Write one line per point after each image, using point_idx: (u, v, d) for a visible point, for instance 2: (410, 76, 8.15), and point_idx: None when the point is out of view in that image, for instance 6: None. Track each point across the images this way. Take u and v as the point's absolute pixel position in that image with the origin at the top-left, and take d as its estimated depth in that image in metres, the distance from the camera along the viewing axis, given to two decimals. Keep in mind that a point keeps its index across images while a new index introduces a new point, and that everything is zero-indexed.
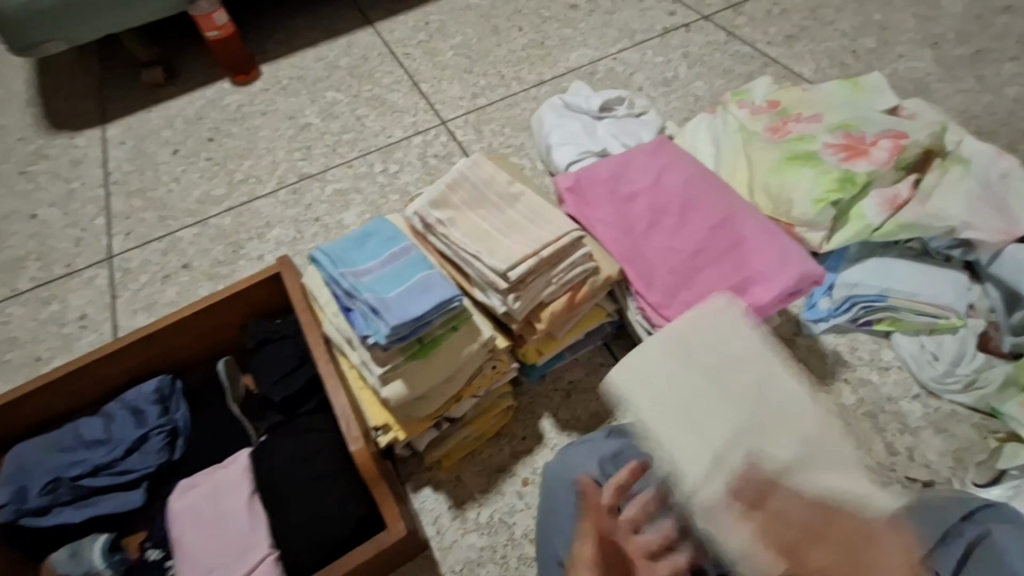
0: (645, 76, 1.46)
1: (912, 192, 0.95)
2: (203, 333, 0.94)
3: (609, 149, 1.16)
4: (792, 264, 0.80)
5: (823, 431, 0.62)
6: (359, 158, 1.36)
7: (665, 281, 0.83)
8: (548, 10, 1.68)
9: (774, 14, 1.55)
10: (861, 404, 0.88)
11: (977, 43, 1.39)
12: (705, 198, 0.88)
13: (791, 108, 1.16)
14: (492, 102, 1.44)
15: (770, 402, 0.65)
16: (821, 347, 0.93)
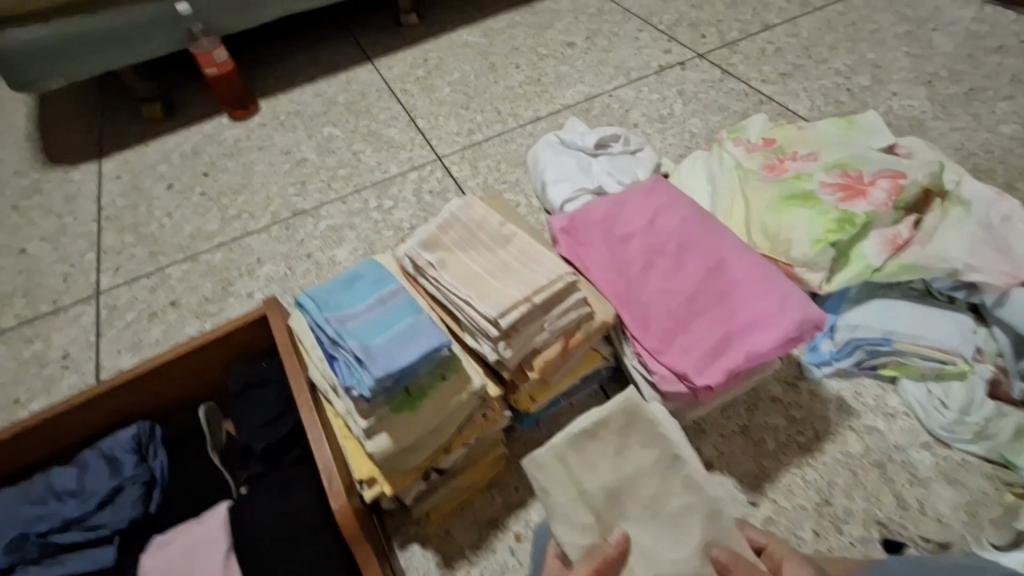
0: (641, 113, 1.46)
1: (913, 232, 0.93)
2: (186, 376, 0.91)
3: (605, 186, 1.14)
4: (792, 308, 0.77)
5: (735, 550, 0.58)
6: (353, 194, 1.35)
7: (661, 325, 0.80)
8: (545, 48, 1.70)
9: (768, 53, 1.57)
10: (868, 452, 0.84)
11: (970, 81, 1.40)
12: (701, 238, 0.86)
13: (787, 146, 1.16)
14: (488, 138, 1.44)
15: (688, 508, 0.61)
16: (824, 392, 0.90)
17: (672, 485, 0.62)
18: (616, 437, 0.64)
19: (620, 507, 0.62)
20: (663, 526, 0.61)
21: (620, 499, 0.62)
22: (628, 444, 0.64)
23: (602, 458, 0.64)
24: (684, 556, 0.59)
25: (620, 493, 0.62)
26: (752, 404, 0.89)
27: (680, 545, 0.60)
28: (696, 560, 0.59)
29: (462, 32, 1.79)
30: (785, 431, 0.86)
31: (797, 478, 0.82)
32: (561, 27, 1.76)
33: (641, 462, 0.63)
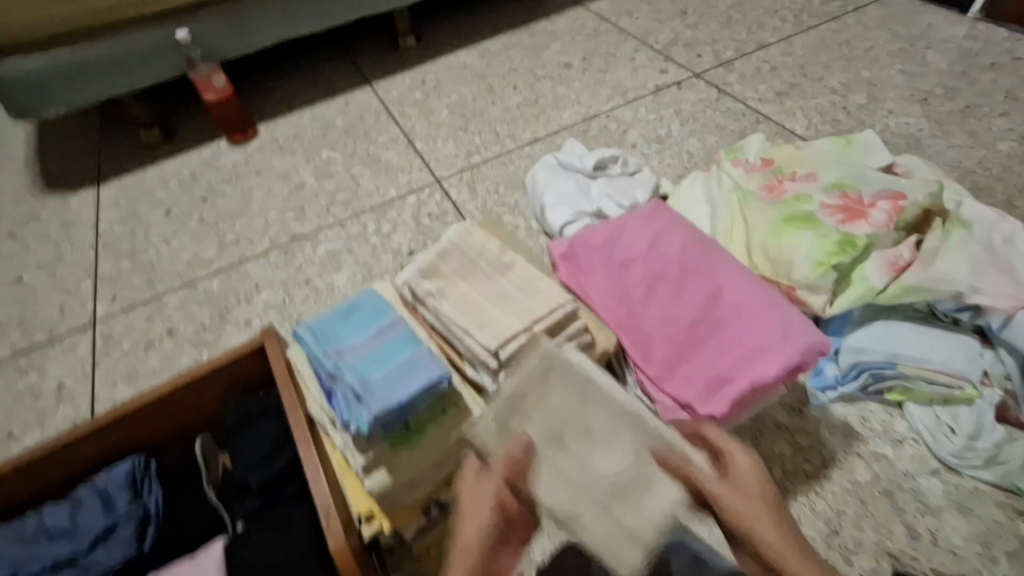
0: (638, 134, 1.47)
1: (914, 254, 0.92)
2: (183, 408, 0.90)
3: (604, 209, 1.14)
4: (797, 335, 0.76)
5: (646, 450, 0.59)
6: (352, 218, 1.35)
7: (664, 353, 0.80)
8: (542, 69, 1.71)
9: (764, 71, 1.58)
10: (876, 480, 0.82)
11: (966, 99, 1.40)
12: (703, 264, 0.85)
13: (785, 166, 1.16)
14: (486, 160, 1.44)
15: (605, 425, 0.62)
16: (830, 418, 0.88)
17: (591, 408, 0.62)
18: (536, 383, 0.64)
19: (543, 434, 0.62)
20: (585, 447, 0.61)
21: (546, 429, 0.62)
22: (548, 384, 0.64)
23: (528, 403, 0.63)
24: (611, 462, 0.60)
25: (551, 424, 0.62)
26: (756, 432, 0.88)
27: (606, 453, 0.60)
28: (613, 464, 0.59)
29: (460, 53, 1.80)
30: (791, 459, 0.85)
31: (805, 508, 0.81)
32: (557, 48, 1.77)
33: (564, 401, 0.63)
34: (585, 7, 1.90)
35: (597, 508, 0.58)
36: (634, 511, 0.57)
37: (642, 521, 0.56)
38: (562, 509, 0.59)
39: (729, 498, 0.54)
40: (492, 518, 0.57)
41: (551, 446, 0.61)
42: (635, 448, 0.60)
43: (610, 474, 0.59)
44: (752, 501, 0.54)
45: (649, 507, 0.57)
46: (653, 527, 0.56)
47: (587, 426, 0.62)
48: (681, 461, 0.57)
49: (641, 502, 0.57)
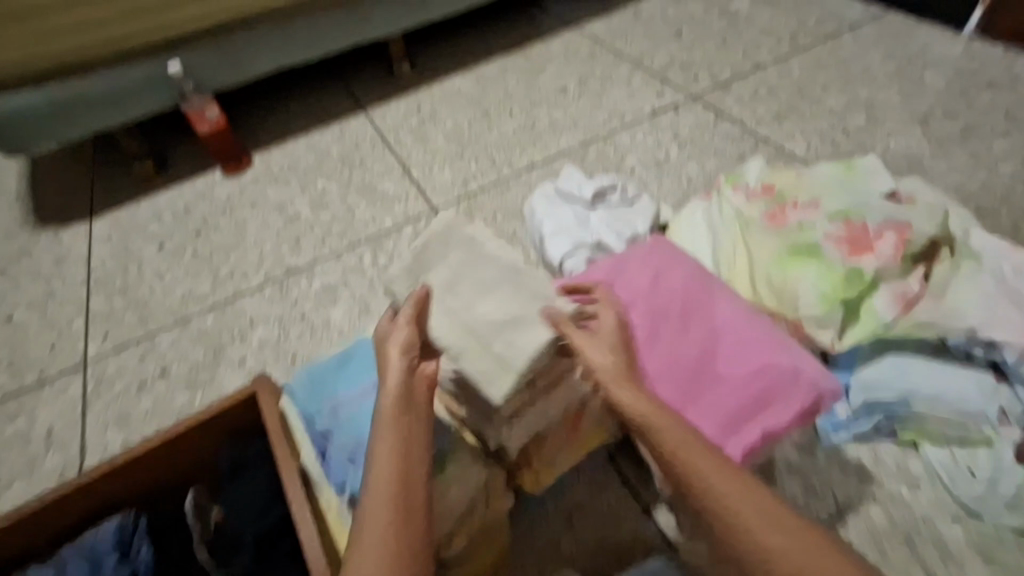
0: (636, 159, 1.45)
1: (923, 287, 0.90)
2: (174, 459, 0.87)
3: (603, 241, 1.12)
4: (805, 379, 0.74)
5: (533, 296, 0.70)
6: (348, 250, 1.33)
7: (671, 397, 0.77)
8: (538, 94, 1.70)
9: (761, 93, 1.57)
10: (894, 526, 0.80)
11: (966, 119, 1.39)
12: (706, 304, 0.83)
13: (787, 192, 1.13)
14: (483, 188, 1.43)
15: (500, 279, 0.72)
16: (843, 458, 0.86)
17: (486, 264, 0.74)
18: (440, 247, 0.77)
19: (444, 286, 0.74)
20: (477, 293, 0.72)
21: (448, 282, 0.74)
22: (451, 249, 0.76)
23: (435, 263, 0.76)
24: (494, 305, 0.70)
25: (451, 280, 0.74)
26: (768, 474, 0.85)
27: (493, 303, 0.70)
28: (497, 306, 0.70)
29: (454, 78, 1.80)
30: (805, 502, 0.83)
31: None
32: (552, 72, 1.77)
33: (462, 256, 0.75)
34: (579, 29, 1.90)
35: (478, 340, 0.68)
36: (506, 340, 0.67)
37: (510, 349, 0.66)
38: (449, 342, 0.69)
39: (588, 344, 0.68)
40: (410, 359, 0.68)
41: (450, 296, 0.73)
42: (514, 293, 0.70)
43: (492, 310, 0.69)
44: (607, 349, 0.69)
45: (518, 339, 0.66)
46: (519, 355, 0.65)
47: (481, 276, 0.73)
48: (556, 315, 0.68)
49: (512, 337, 0.67)
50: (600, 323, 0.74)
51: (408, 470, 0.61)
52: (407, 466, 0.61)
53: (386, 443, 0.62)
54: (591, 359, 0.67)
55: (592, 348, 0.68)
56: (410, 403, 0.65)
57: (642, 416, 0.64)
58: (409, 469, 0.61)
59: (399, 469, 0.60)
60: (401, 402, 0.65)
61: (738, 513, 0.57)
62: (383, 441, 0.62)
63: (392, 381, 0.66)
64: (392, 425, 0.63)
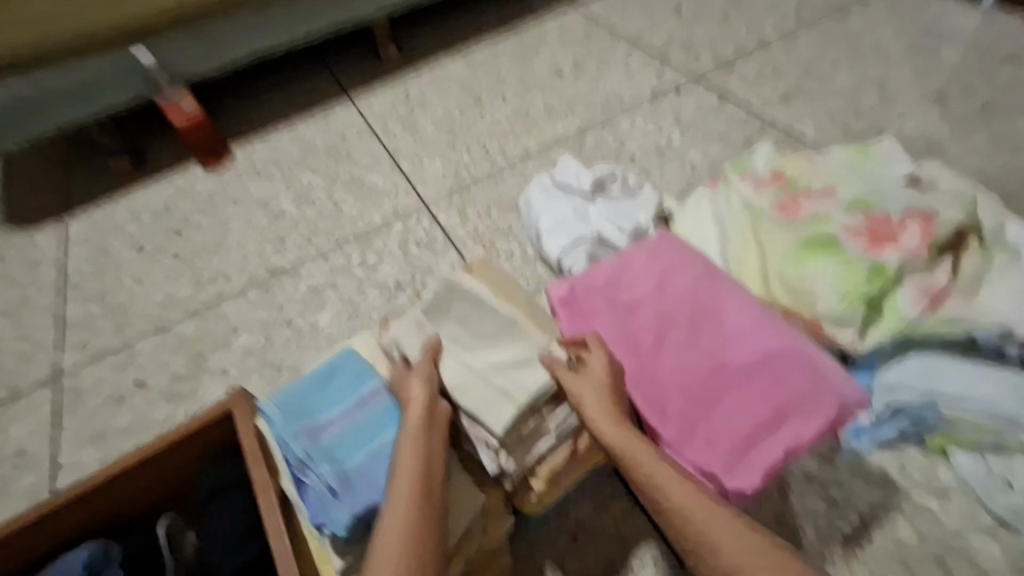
0: (637, 145, 1.38)
1: (950, 281, 0.84)
2: (147, 481, 0.82)
3: (604, 236, 1.06)
4: (828, 393, 0.69)
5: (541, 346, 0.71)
6: (334, 249, 1.26)
7: (682, 411, 0.71)
8: (532, 77, 1.62)
9: (767, 72, 1.49)
10: (923, 541, 0.75)
11: (985, 96, 1.32)
12: (718, 306, 0.76)
13: (798, 180, 1.06)
14: (476, 180, 1.36)
15: (507, 330, 0.73)
16: (867, 467, 0.81)
17: (492, 316, 0.73)
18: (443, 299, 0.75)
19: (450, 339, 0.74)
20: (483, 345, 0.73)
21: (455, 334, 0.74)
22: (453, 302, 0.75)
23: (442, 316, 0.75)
24: (501, 354, 0.70)
25: (458, 329, 0.74)
26: (784, 486, 0.80)
27: (496, 346, 0.71)
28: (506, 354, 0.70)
29: (443, 63, 1.71)
30: (826, 517, 0.77)
31: None
32: (546, 54, 1.68)
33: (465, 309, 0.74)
34: (574, 8, 1.80)
35: (482, 378, 0.68)
36: (510, 379, 0.67)
37: (513, 388, 0.66)
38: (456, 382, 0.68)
39: (580, 387, 0.66)
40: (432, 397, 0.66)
41: (457, 345, 0.73)
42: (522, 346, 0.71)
43: (500, 357, 0.70)
44: (602, 390, 0.67)
45: (521, 379, 0.67)
46: (523, 390, 0.66)
47: (488, 328, 0.73)
48: (552, 360, 0.69)
49: (516, 376, 0.67)
50: (589, 363, 0.71)
51: (422, 511, 0.58)
52: (423, 507, 0.58)
53: (402, 485, 0.60)
54: (583, 402, 0.66)
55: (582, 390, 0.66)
56: (432, 443, 0.63)
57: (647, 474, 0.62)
58: (423, 511, 0.58)
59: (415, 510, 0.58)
60: (422, 444, 0.63)
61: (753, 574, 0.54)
62: (402, 481, 0.60)
63: (414, 421, 0.64)
64: (410, 465, 0.61)
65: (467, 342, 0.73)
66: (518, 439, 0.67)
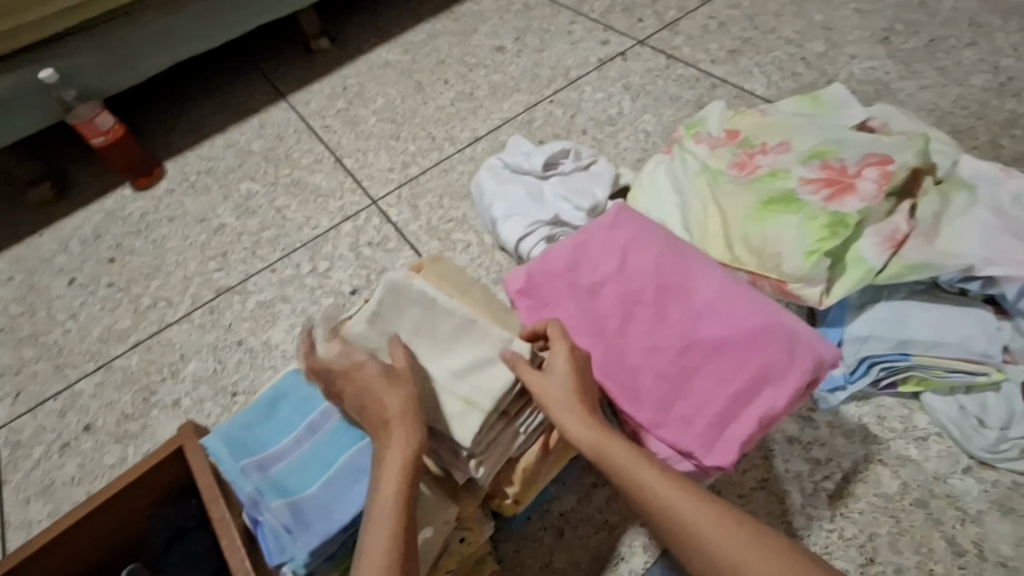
0: (587, 117, 1.33)
1: (911, 224, 0.82)
2: (96, 535, 0.75)
3: (561, 215, 1.01)
4: (802, 352, 0.65)
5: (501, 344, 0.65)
6: (282, 259, 1.19)
7: (655, 392, 0.68)
8: (473, 56, 1.55)
9: (712, 28, 1.45)
10: (906, 489, 0.73)
11: (929, 32, 1.30)
12: (684, 276, 0.73)
13: (754, 137, 1.04)
14: (424, 170, 1.29)
15: (462, 331, 0.66)
16: (844, 422, 0.79)
17: (445, 317, 0.66)
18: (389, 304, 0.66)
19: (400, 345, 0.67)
20: (439, 349, 0.66)
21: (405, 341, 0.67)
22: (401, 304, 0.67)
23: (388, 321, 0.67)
24: (459, 361, 0.65)
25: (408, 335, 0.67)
26: (765, 452, 0.78)
27: (454, 352, 0.66)
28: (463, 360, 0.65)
29: (380, 50, 1.62)
30: (810, 478, 0.75)
31: (834, 536, 0.71)
32: (486, 30, 1.61)
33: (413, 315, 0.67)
34: None
35: (440, 389, 0.64)
36: (468, 383, 0.63)
37: (474, 392, 0.62)
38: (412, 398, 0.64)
39: (549, 386, 0.61)
40: (410, 419, 0.60)
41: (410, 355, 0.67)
42: (478, 346, 0.66)
43: (460, 363, 0.65)
44: (569, 387, 0.62)
45: (482, 381, 0.63)
46: (485, 393, 0.62)
47: (442, 331, 0.66)
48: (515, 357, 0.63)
49: (477, 379, 0.63)
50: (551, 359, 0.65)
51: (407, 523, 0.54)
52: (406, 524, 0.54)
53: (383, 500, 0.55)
54: (549, 401, 0.61)
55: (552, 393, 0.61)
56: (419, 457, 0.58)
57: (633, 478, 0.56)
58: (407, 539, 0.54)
59: (401, 547, 0.53)
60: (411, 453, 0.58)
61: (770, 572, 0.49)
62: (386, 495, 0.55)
63: (403, 432, 0.59)
64: (393, 483, 0.56)
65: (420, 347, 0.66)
66: (488, 445, 0.63)
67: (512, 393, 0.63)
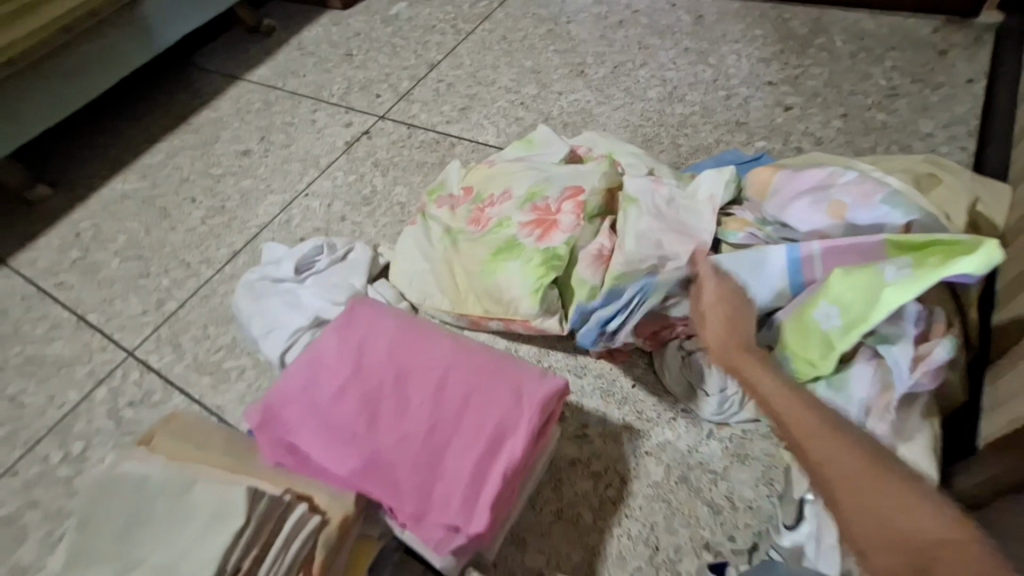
0: (344, 203, 1.34)
1: (613, 238, 0.92)
2: None
3: (322, 315, 1.01)
4: (527, 396, 0.71)
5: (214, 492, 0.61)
6: (24, 458, 1.03)
7: (412, 481, 0.68)
8: (217, 166, 1.49)
9: (442, 91, 1.52)
10: (669, 471, 0.82)
11: (613, 60, 1.46)
12: (418, 354, 0.76)
13: (484, 190, 1.09)
14: (183, 302, 1.21)
15: (168, 503, 0.61)
16: (611, 428, 0.86)
17: (155, 491, 0.62)
18: (94, 503, 0.62)
19: (98, 533, 0.61)
20: (158, 528, 0.60)
21: (92, 527, 0.61)
22: (107, 497, 0.62)
23: (96, 517, 0.61)
24: (175, 544, 0.59)
25: (110, 531, 0.61)
26: (556, 481, 0.83)
27: (166, 534, 0.60)
28: (190, 527, 0.60)
29: (112, 183, 1.49)
30: (596, 492, 0.81)
31: (624, 538, 0.77)
32: (228, 136, 1.56)
33: (124, 501, 0.62)
34: (244, 80, 1.69)
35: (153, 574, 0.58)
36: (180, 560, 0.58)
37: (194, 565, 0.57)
38: None
39: (717, 305, 0.75)
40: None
41: (119, 548, 0.60)
42: (200, 506, 0.60)
43: (174, 544, 0.59)
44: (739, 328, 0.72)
45: (194, 552, 0.58)
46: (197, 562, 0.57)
47: (146, 510, 0.61)
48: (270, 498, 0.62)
49: (189, 550, 0.58)
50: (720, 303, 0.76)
51: None
52: None
53: None
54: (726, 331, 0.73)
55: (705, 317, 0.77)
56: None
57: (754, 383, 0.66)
58: None
59: None
60: None
61: (843, 497, 0.54)
62: None
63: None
64: None
65: (122, 540, 0.60)
66: None
67: (236, 548, 0.58)
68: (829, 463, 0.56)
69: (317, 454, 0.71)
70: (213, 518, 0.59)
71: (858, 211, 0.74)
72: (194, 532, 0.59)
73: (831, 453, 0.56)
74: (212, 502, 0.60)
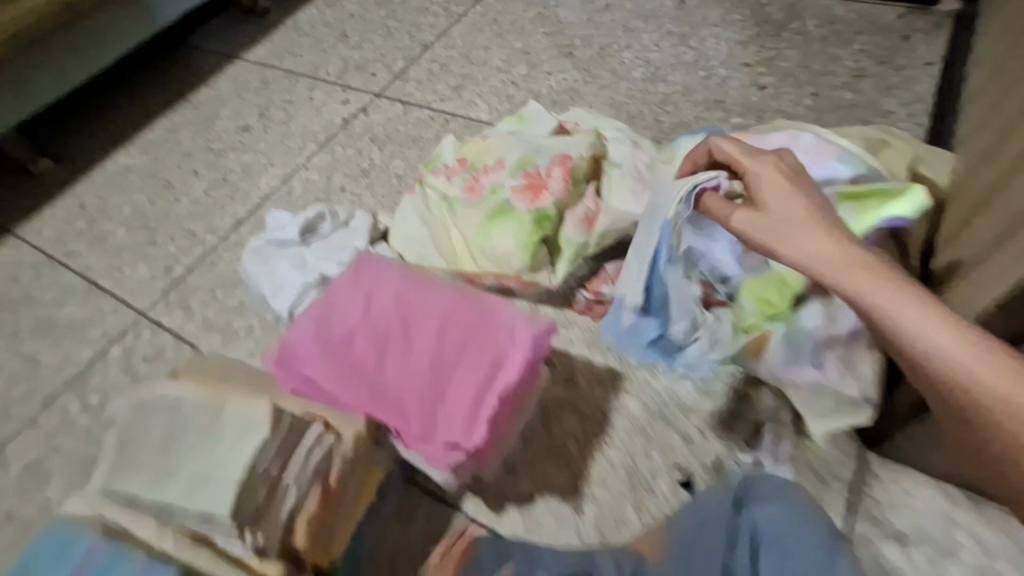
0: (343, 175, 1.40)
1: (597, 202, 1.01)
2: None
3: (327, 275, 1.08)
4: (520, 333, 0.79)
5: (240, 408, 0.68)
6: (44, 411, 1.09)
7: (418, 408, 0.76)
8: (218, 141, 1.54)
9: (436, 71, 1.59)
10: (647, 408, 0.90)
11: (599, 42, 1.54)
12: (421, 299, 0.83)
13: (477, 160, 1.13)
14: (190, 268, 1.26)
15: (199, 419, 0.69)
16: (595, 372, 0.95)
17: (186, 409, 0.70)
18: (133, 421, 0.70)
19: (138, 448, 0.68)
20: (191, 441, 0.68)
21: (133, 442, 0.69)
22: (144, 417, 0.70)
23: (136, 433, 0.69)
24: (206, 452, 0.67)
25: (148, 445, 0.68)
26: (545, 418, 0.91)
27: (197, 446, 0.67)
28: (220, 437, 0.67)
29: (115, 157, 1.54)
30: (581, 427, 0.90)
31: (605, 464, 0.87)
32: (228, 113, 1.61)
33: (160, 419, 0.70)
34: (242, 59, 1.74)
35: (189, 480, 0.66)
36: (212, 465, 0.66)
37: (226, 468, 0.65)
38: (170, 500, 0.65)
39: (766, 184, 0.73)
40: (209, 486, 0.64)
41: (157, 459, 0.68)
42: (227, 419, 0.68)
43: (205, 452, 0.67)
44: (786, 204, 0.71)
45: (225, 457, 0.66)
46: (228, 466, 0.65)
47: (179, 425, 0.69)
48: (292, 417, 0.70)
49: (221, 457, 0.66)
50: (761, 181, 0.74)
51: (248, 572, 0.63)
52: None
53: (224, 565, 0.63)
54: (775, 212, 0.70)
55: (770, 207, 0.71)
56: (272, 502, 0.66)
57: (879, 302, 0.61)
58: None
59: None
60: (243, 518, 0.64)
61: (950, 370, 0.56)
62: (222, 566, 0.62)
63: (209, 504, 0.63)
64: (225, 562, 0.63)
65: (160, 451, 0.68)
66: (268, 501, 0.67)
67: (262, 457, 0.66)
68: (924, 345, 0.58)
69: (332, 386, 0.79)
70: (240, 430, 0.67)
71: (814, 167, 0.82)
72: (224, 441, 0.67)
73: (908, 315, 0.59)
74: (238, 416, 0.68)
